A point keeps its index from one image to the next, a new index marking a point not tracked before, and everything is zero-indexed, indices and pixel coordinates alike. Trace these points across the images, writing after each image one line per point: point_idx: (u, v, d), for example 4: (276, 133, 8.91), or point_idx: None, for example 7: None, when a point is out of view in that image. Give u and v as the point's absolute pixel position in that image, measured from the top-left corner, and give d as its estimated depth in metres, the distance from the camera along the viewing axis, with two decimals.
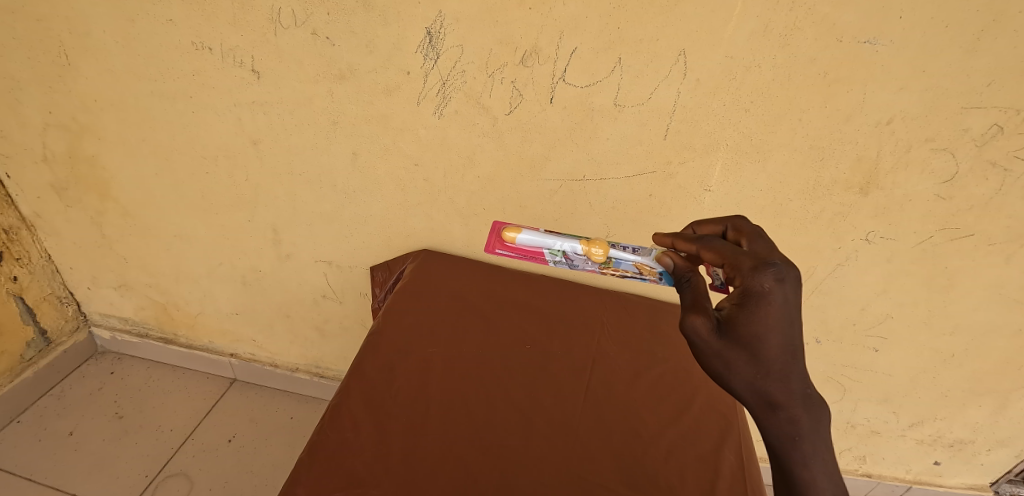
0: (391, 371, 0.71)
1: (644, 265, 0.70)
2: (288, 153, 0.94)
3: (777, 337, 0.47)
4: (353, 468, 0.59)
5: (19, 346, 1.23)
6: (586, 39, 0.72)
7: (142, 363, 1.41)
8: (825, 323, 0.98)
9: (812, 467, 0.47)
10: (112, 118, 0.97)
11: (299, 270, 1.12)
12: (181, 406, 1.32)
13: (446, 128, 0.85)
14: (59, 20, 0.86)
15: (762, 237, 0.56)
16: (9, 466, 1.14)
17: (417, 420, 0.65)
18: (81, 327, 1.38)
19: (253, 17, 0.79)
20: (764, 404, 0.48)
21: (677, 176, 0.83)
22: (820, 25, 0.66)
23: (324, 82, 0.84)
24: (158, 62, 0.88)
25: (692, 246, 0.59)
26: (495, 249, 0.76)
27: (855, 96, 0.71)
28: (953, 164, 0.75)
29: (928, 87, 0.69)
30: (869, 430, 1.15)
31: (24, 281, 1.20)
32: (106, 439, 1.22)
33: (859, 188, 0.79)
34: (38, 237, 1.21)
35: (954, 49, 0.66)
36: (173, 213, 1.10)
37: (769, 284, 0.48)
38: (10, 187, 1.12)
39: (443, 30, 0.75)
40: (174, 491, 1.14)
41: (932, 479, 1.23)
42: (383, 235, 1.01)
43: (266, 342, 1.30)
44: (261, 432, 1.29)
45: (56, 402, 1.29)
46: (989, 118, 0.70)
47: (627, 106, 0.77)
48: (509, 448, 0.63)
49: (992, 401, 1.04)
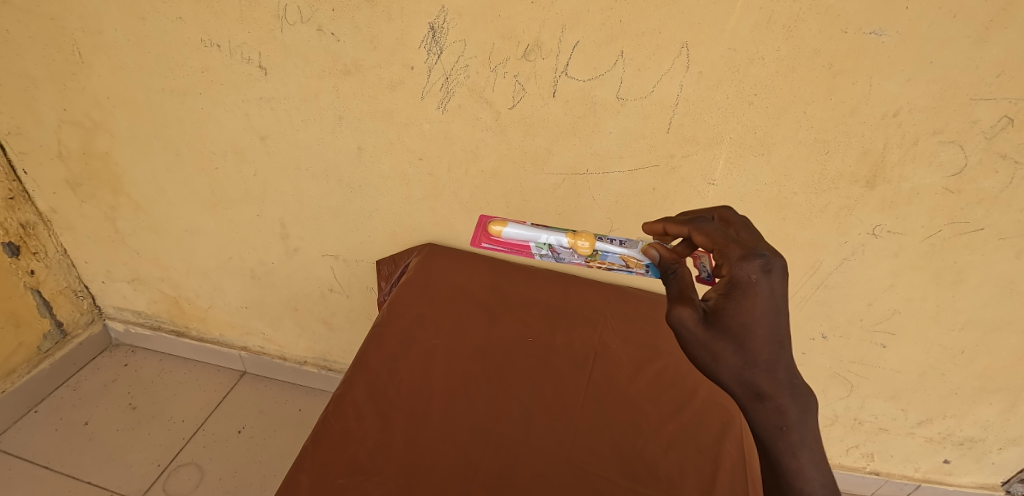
0: (394, 361, 0.72)
1: (631, 257, 0.70)
2: (295, 148, 0.95)
3: (763, 328, 0.48)
4: (356, 455, 0.60)
5: (36, 337, 1.27)
6: (588, 32, 0.72)
7: (155, 356, 1.44)
8: (831, 318, 0.97)
9: (800, 457, 0.47)
10: (124, 114, 0.99)
11: (307, 264, 1.14)
12: (192, 398, 1.34)
13: (449, 122, 0.85)
14: (73, 19, 0.88)
15: (751, 227, 0.57)
16: (27, 454, 1.18)
17: (420, 410, 0.66)
18: (96, 319, 1.41)
19: (260, 14, 0.81)
20: (751, 395, 0.48)
21: (680, 169, 0.83)
22: (825, 16, 0.66)
23: (329, 78, 0.85)
24: (168, 59, 0.90)
25: (683, 229, 0.60)
26: (481, 244, 0.76)
27: (860, 88, 0.70)
28: (962, 156, 0.74)
29: (935, 78, 0.68)
30: (877, 427, 1.14)
31: (41, 274, 1.23)
32: (119, 429, 1.25)
33: (865, 181, 0.79)
34: (54, 232, 1.23)
35: (961, 40, 0.65)
36: (183, 207, 1.12)
37: (755, 274, 0.49)
38: (26, 183, 1.15)
39: (445, 25, 0.76)
40: (185, 480, 1.16)
41: (942, 478, 1.22)
42: (388, 228, 1.02)
43: (275, 335, 1.32)
44: (271, 423, 1.31)
45: (71, 393, 1.32)
46: (998, 111, 0.69)
47: (629, 100, 0.77)
48: (509, 439, 0.64)
49: (1003, 398, 1.02)
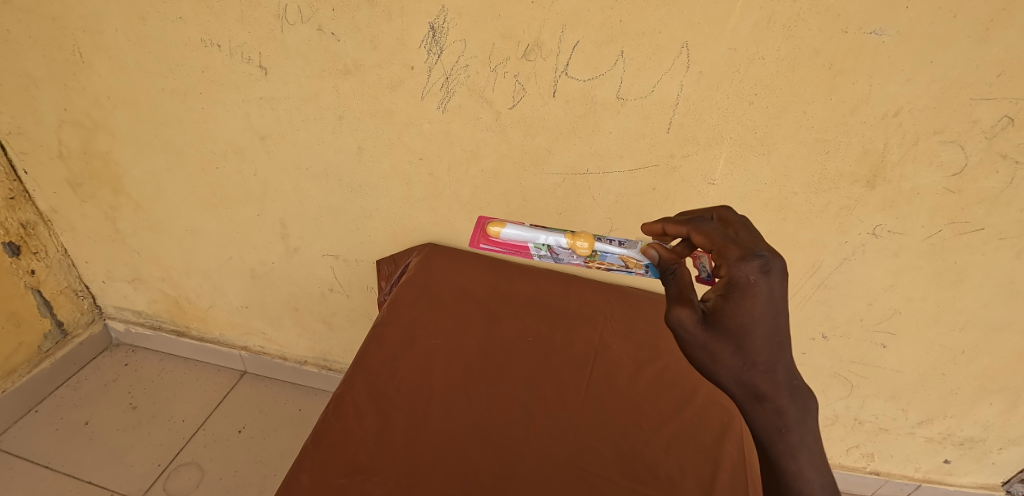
0: (394, 361, 0.72)
1: (630, 257, 0.70)
2: (296, 148, 0.95)
3: (762, 329, 0.48)
4: (356, 456, 0.60)
5: (37, 337, 1.27)
6: (588, 32, 0.72)
7: (156, 355, 1.44)
8: (832, 318, 0.97)
9: (800, 458, 0.47)
10: (125, 114, 0.99)
11: (308, 264, 1.14)
12: (192, 397, 1.34)
13: (449, 122, 0.85)
14: (73, 19, 0.88)
15: (750, 227, 0.57)
16: (27, 454, 1.18)
17: (420, 410, 0.66)
18: (97, 319, 1.41)
19: (260, 14, 0.81)
20: (750, 396, 0.48)
21: (680, 168, 0.83)
22: (825, 16, 0.66)
23: (330, 78, 0.85)
24: (168, 59, 0.90)
25: (683, 229, 0.60)
26: (480, 244, 0.76)
27: (860, 88, 0.70)
28: (962, 156, 0.74)
29: (936, 78, 0.68)
30: (877, 427, 1.14)
31: (42, 274, 1.23)
32: (120, 429, 1.25)
33: (865, 181, 0.79)
34: (55, 231, 1.23)
35: (961, 39, 0.65)
36: (183, 207, 1.12)
37: (754, 275, 0.49)
38: (27, 182, 1.15)
39: (445, 25, 0.76)
40: (185, 480, 1.16)
41: (942, 478, 1.22)
42: (389, 228, 1.02)
43: (275, 334, 1.32)
44: (271, 423, 1.31)
45: (71, 392, 1.32)
46: (998, 111, 0.69)
47: (629, 99, 0.77)
48: (510, 439, 0.64)
49: (1003, 398, 1.02)
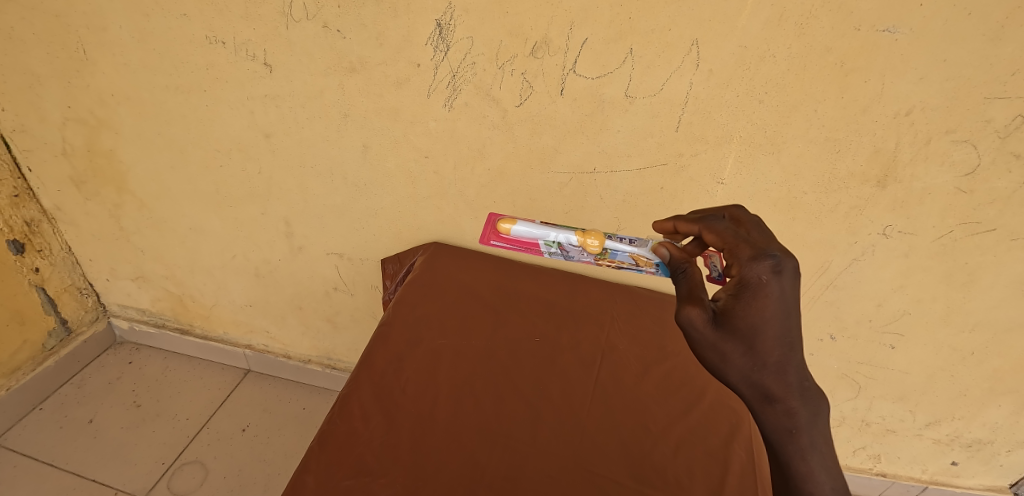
0: (400, 362, 0.71)
1: (641, 256, 0.70)
2: (300, 146, 0.95)
3: (773, 329, 0.47)
4: (361, 458, 0.59)
5: (41, 335, 1.27)
6: (597, 30, 0.71)
7: (160, 354, 1.44)
8: (839, 318, 0.96)
9: (810, 461, 0.47)
10: (128, 112, 0.99)
11: (312, 262, 1.13)
12: (196, 396, 1.34)
13: (456, 120, 0.84)
14: (77, 16, 0.88)
15: (762, 226, 0.56)
16: (32, 451, 1.18)
17: (426, 411, 0.65)
18: (101, 317, 1.41)
19: (265, 11, 0.80)
20: (760, 397, 0.47)
21: (689, 168, 0.82)
22: (837, 13, 0.65)
23: (335, 76, 0.84)
24: (172, 56, 0.89)
25: (694, 227, 0.59)
26: (490, 241, 0.75)
27: (872, 86, 0.70)
28: (975, 156, 0.73)
29: (949, 77, 0.67)
30: (884, 429, 1.13)
31: (45, 272, 1.23)
32: (124, 427, 1.25)
33: (876, 180, 0.78)
34: (58, 229, 1.23)
35: (975, 37, 0.64)
36: (187, 205, 1.12)
37: (766, 275, 0.49)
38: (31, 180, 1.14)
39: (453, 22, 0.75)
40: (189, 479, 1.16)
41: (949, 480, 1.21)
42: (393, 227, 1.02)
43: (279, 333, 1.32)
44: (275, 422, 1.31)
45: (76, 390, 1.32)
46: (1013, 110, 0.68)
47: (638, 97, 0.76)
48: (516, 440, 0.63)
49: (1012, 400, 1.01)
